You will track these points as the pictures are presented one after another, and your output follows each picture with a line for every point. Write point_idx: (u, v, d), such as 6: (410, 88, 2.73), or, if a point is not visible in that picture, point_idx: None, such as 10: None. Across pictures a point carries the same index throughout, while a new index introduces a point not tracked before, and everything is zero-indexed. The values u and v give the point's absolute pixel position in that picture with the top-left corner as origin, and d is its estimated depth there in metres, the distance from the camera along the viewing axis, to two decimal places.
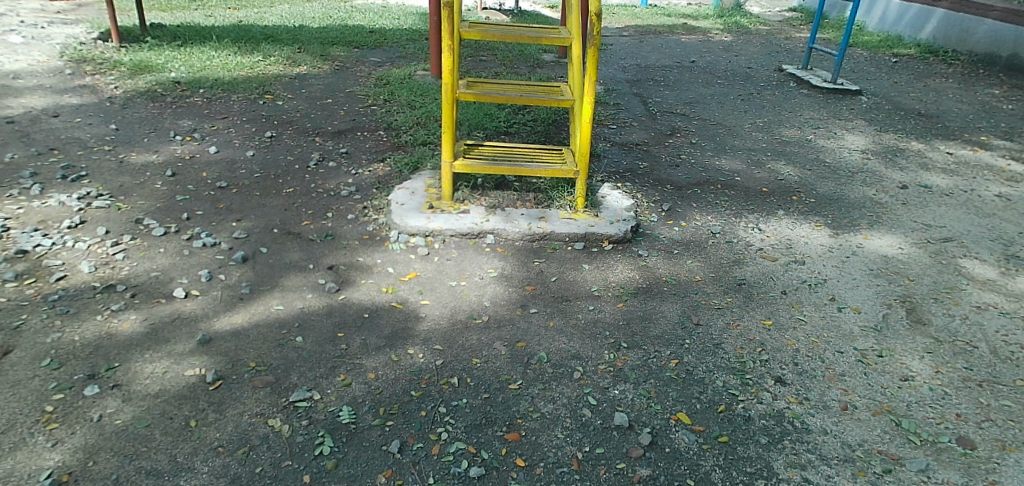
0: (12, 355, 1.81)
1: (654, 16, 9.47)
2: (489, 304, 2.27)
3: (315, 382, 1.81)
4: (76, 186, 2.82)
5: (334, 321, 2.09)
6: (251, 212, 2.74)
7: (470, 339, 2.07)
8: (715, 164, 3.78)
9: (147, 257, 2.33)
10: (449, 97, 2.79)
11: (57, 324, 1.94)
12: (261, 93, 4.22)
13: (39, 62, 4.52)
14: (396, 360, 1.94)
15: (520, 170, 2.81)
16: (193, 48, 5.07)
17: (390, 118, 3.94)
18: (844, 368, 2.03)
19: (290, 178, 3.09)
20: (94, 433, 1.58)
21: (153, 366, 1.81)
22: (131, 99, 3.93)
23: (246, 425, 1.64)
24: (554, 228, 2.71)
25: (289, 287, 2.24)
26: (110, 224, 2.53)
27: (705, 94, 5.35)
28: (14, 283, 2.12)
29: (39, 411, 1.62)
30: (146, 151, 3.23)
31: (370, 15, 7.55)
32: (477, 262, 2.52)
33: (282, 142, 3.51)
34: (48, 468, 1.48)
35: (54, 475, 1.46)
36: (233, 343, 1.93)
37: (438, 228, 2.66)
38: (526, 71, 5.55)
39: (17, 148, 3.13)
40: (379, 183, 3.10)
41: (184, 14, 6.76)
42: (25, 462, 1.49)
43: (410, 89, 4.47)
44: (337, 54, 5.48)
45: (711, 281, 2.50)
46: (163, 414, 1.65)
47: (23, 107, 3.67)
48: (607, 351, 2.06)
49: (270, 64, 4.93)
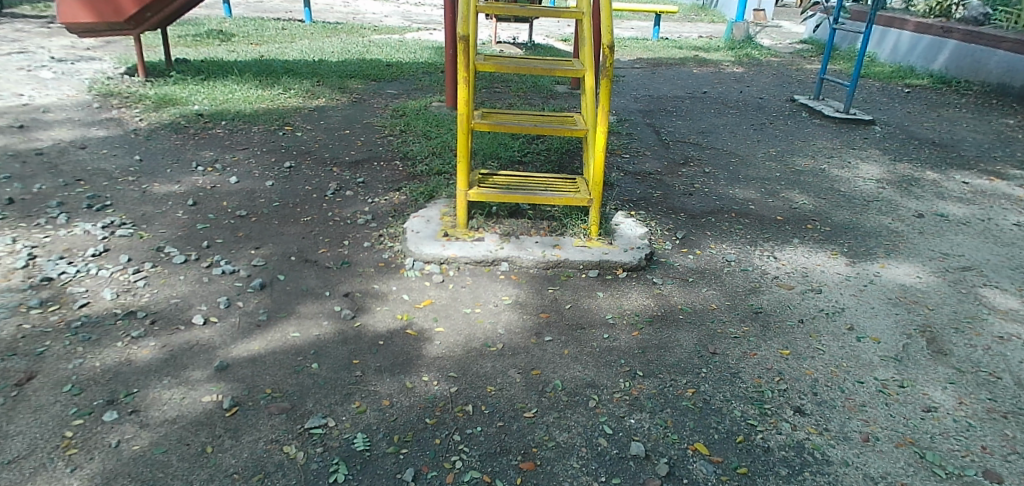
0: (34, 381, 1.82)
1: (666, 48, 9.57)
2: (504, 332, 2.27)
3: (330, 409, 1.81)
4: (100, 214, 2.87)
5: (349, 349, 2.09)
6: (269, 240, 2.77)
7: (484, 367, 2.07)
8: (729, 193, 3.79)
9: (167, 284, 2.36)
10: (464, 127, 2.85)
11: (79, 350, 1.96)
12: (281, 125, 4.31)
13: (68, 96, 4.65)
14: (411, 387, 1.94)
15: (534, 198, 2.85)
16: (216, 82, 5.20)
17: (405, 149, 4.01)
18: (865, 398, 2.00)
19: (308, 206, 3.14)
20: (112, 459, 1.58)
21: (171, 392, 1.82)
22: (155, 131, 4.03)
23: (261, 452, 1.64)
24: (568, 255, 2.73)
25: (306, 314, 2.26)
26: (132, 252, 2.57)
27: (718, 124, 5.40)
28: (39, 309, 2.15)
29: (59, 436, 1.63)
30: (169, 182, 3.29)
31: (387, 49, 7.72)
32: (491, 290, 2.54)
33: (300, 172, 3.57)
34: None
35: None
36: (250, 369, 1.94)
37: (453, 255, 2.69)
38: (540, 103, 5.63)
39: (45, 179, 3.21)
40: (394, 212, 3.14)
41: (208, 49, 6.95)
42: None
43: (426, 121, 4.56)
44: (355, 87, 5.61)
45: (726, 309, 2.49)
46: (180, 439, 1.65)
47: (52, 139, 3.76)
48: (623, 379, 2.05)
49: (289, 96, 5.04)
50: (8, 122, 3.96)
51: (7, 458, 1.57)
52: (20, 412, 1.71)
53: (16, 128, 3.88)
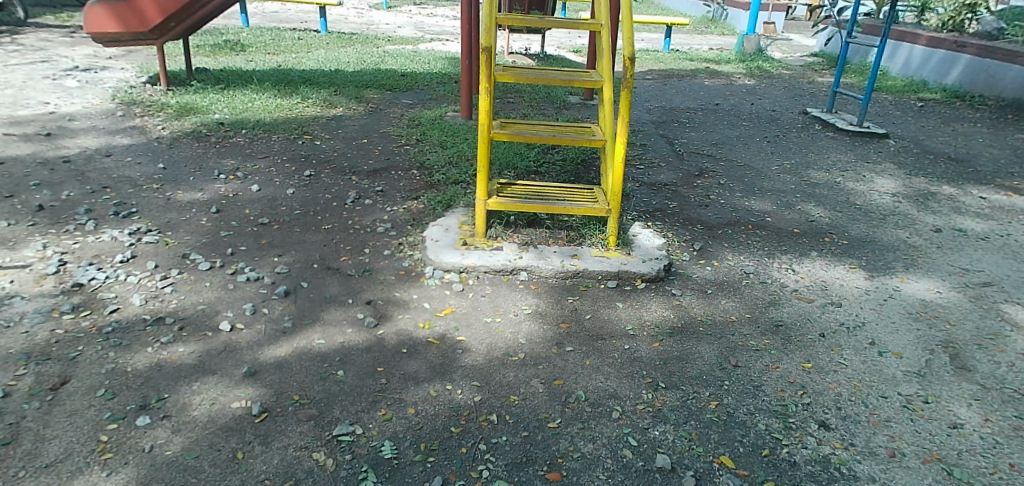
0: (68, 385, 1.84)
1: (678, 60, 9.59)
2: (525, 342, 2.27)
3: (357, 416, 1.82)
4: (127, 221, 2.89)
5: (373, 356, 2.10)
6: (292, 248, 2.79)
7: (507, 376, 2.07)
8: (746, 205, 3.79)
9: (194, 290, 2.38)
10: (485, 137, 2.87)
11: (111, 355, 1.98)
12: (300, 134, 4.35)
13: (93, 104, 4.70)
14: (435, 396, 1.94)
15: (553, 207, 2.86)
16: (236, 91, 5.24)
17: (423, 158, 4.03)
18: (890, 414, 2.00)
19: (328, 214, 3.16)
20: (146, 463, 1.59)
21: (201, 397, 1.83)
22: (177, 139, 4.06)
23: (291, 458, 1.65)
24: (587, 265, 2.73)
25: (330, 321, 2.27)
26: (159, 259, 2.59)
27: (731, 136, 5.40)
28: (70, 314, 2.17)
29: (94, 440, 1.64)
30: (192, 189, 3.32)
31: (402, 59, 7.78)
32: (512, 299, 2.55)
33: (320, 180, 3.59)
34: None
35: None
36: (278, 375, 1.95)
37: (472, 264, 2.70)
38: (554, 113, 5.66)
39: (73, 186, 3.24)
40: (413, 221, 3.15)
41: (226, 59, 7.03)
42: None
43: (442, 130, 4.58)
44: (371, 96, 5.65)
45: (747, 322, 2.49)
46: (211, 445, 1.66)
47: (77, 147, 3.80)
48: (645, 391, 2.04)
49: (307, 106, 5.08)
50: (35, 130, 4.00)
51: (44, 462, 1.57)
52: (55, 416, 1.72)
53: (43, 135, 3.92)
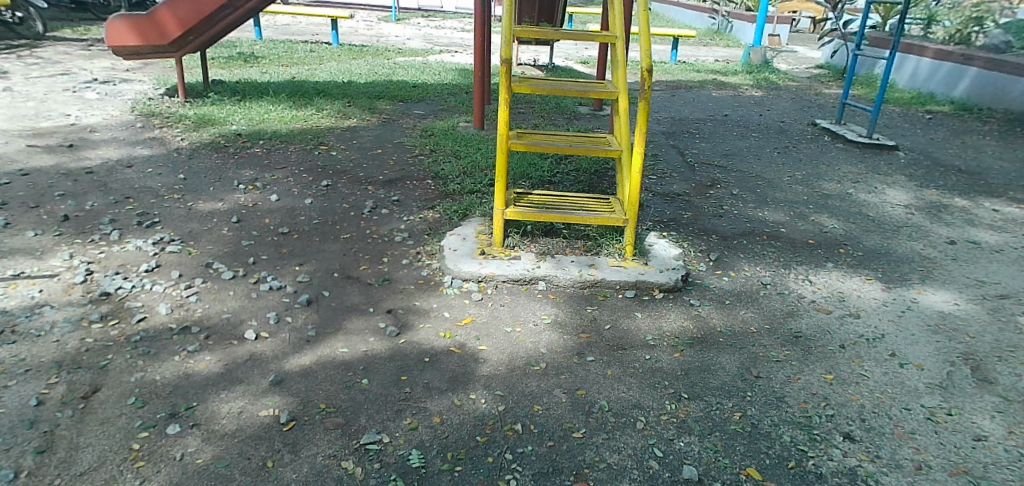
0: (99, 393, 1.84)
1: (685, 72, 9.63)
2: (546, 351, 2.27)
3: (384, 425, 1.81)
4: (151, 231, 2.91)
5: (396, 365, 2.10)
6: (312, 257, 2.80)
7: (530, 386, 2.07)
8: (759, 215, 3.79)
9: (218, 299, 2.39)
10: (502, 147, 2.88)
11: (140, 363, 1.98)
12: (316, 145, 4.37)
13: (113, 116, 4.73)
14: (459, 405, 1.94)
15: (571, 217, 2.86)
16: (252, 102, 5.28)
17: (437, 168, 4.04)
18: (914, 426, 1.99)
19: (346, 224, 3.17)
20: (178, 472, 1.59)
21: (230, 405, 1.83)
22: (197, 150, 4.09)
23: (321, 467, 1.64)
24: (605, 275, 2.73)
25: (353, 330, 2.27)
26: (183, 268, 2.60)
27: (741, 147, 5.41)
28: (99, 323, 2.18)
29: (127, 448, 1.64)
30: (213, 199, 3.34)
31: (412, 71, 7.83)
32: (531, 309, 2.54)
33: (337, 190, 3.61)
34: None
35: None
36: (304, 383, 1.95)
37: (490, 273, 2.70)
38: (564, 123, 5.68)
39: (96, 196, 3.26)
40: (430, 230, 3.16)
41: (240, 70, 7.08)
42: None
43: (455, 140, 4.60)
44: (384, 107, 5.68)
45: (766, 333, 2.48)
46: (242, 453, 1.66)
47: (99, 158, 3.82)
48: (668, 401, 2.04)
49: (322, 117, 5.11)
50: (58, 142, 4.03)
51: (78, 470, 1.57)
52: (88, 424, 1.72)
53: (65, 146, 3.95)
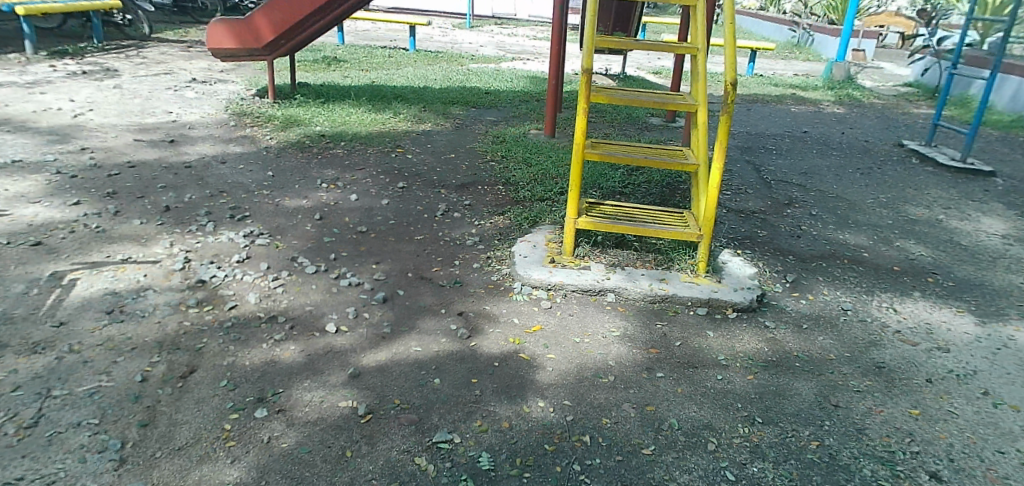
0: (195, 373, 1.95)
1: (763, 86, 9.37)
2: (615, 364, 2.25)
3: (455, 425, 1.85)
4: (242, 224, 3.07)
5: (467, 367, 2.13)
6: (388, 256, 2.88)
7: (599, 397, 2.06)
8: (840, 238, 3.65)
9: (301, 292, 2.49)
10: (578, 156, 2.88)
11: (232, 348, 2.09)
12: (393, 148, 4.49)
13: (208, 115, 5.02)
14: (528, 411, 1.96)
15: (643, 229, 2.84)
16: (334, 105, 5.48)
17: (508, 174, 4.08)
18: (1008, 471, 1.86)
19: (420, 226, 3.25)
20: (264, 454, 1.67)
21: (312, 394, 1.90)
22: (283, 149, 4.28)
23: (395, 461, 1.69)
24: (676, 290, 2.69)
25: (425, 330, 2.32)
26: (270, 260, 2.73)
27: (822, 166, 5.23)
28: (196, 308, 2.31)
29: (219, 428, 1.74)
30: (297, 196, 3.49)
31: (486, 77, 7.94)
32: (600, 320, 2.53)
33: (412, 192, 3.70)
34: (228, 483, 1.57)
35: None
36: (380, 379, 2.01)
37: (560, 281, 2.71)
38: (637, 135, 5.63)
39: (194, 189, 3.46)
40: (500, 235, 3.19)
41: (324, 74, 7.37)
42: (210, 476, 1.59)
43: (526, 148, 4.64)
44: (458, 113, 5.79)
45: (847, 361, 2.38)
46: (322, 441, 1.73)
47: (197, 153, 4.06)
48: (741, 425, 1.99)
49: (399, 120, 5.25)
50: (161, 137, 4.31)
51: (176, 445, 1.68)
52: (185, 402, 1.83)
53: (167, 142, 4.22)
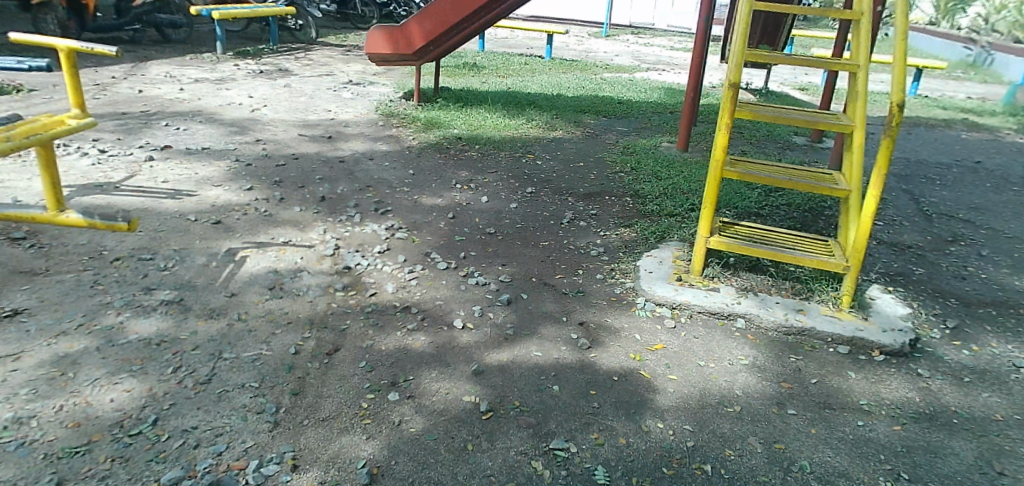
0: (338, 352, 2.12)
1: (928, 108, 8.56)
2: (742, 393, 2.16)
3: (572, 434, 1.86)
4: (384, 218, 3.28)
5: (586, 378, 2.14)
6: (514, 259, 2.96)
7: (722, 427, 1.99)
8: (1013, 284, 3.26)
9: (433, 286, 2.62)
10: (716, 173, 2.79)
11: (370, 333, 2.25)
12: (524, 153, 4.59)
13: (360, 114, 5.40)
14: (647, 431, 1.93)
15: (782, 255, 2.70)
16: (472, 109, 5.70)
17: (637, 186, 4.04)
18: None
19: (545, 231, 3.30)
20: (394, 435, 1.78)
21: (439, 385, 2.00)
22: (424, 149, 4.52)
23: (513, 461, 1.73)
24: (815, 324, 2.53)
25: (547, 336, 2.36)
26: (407, 253, 2.90)
27: (994, 201, 4.69)
28: (341, 292, 2.51)
29: (356, 405, 1.88)
30: (434, 195, 3.66)
31: (620, 87, 7.89)
32: (728, 346, 2.44)
33: (540, 198, 3.77)
34: (362, 457, 1.69)
35: (367, 466, 1.66)
36: (502, 378, 2.07)
37: (686, 301, 2.65)
38: (778, 154, 5.35)
39: (344, 182, 3.74)
40: (626, 248, 3.17)
41: (464, 79, 7.67)
42: (346, 448, 1.72)
43: (657, 160, 4.56)
44: (590, 121, 5.80)
45: (1015, 424, 2.13)
46: (446, 432, 1.81)
47: (349, 149, 4.38)
48: (883, 478, 1.84)
49: (531, 127, 5.36)
50: (319, 133, 4.70)
51: (320, 415, 1.83)
52: (328, 377, 1.99)
53: (325, 138, 4.59)
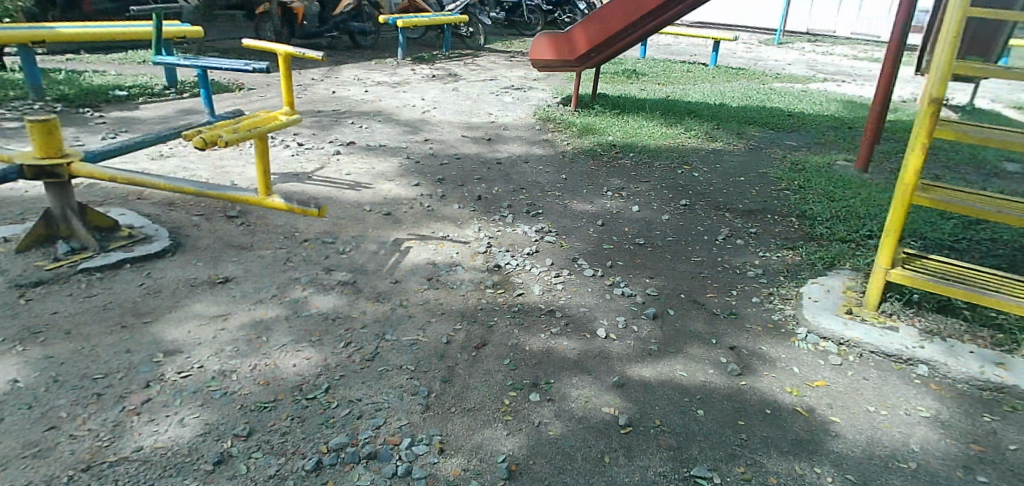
0: (485, 347, 2.20)
1: None
2: (918, 449, 1.94)
3: (716, 464, 1.78)
4: (535, 220, 3.34)
5: (734, 406, 2.04)
6: (663, 272, 2.89)
7: (891, 482, 1.79)
8: None
9: (579, 292, 2.63)
10: (904, 199, 2.51)
11: (516, 332, 2.30)
12: (680, 164, 4.46)
13: (520, 118, 5.55)
14: (801, 473, 1.79)
15: (980, 298, 2.38)
16: (630, 117, 5.63)
17: (803, 206, 3.77)
18: None
19: (697, 247, 3.19)
20: (534, 436, 1.81)
21: (580, 392, 2.01)
22: (578, 154, 4.55)
23: (651, 481, 1.69)
24: (1018, 382, 2.20)
25: (694, 356, 2.28)
26: (555, 257, 2.93)
27: None
28: (491, 289, 2.60)
29: (499, 402, 1.93)
30: (585, 201, 3.68)
31: (790, 98, 7.40)
32: (905, 393, 2.19)
33: (694, 211, 3.64)
34: (502, 453, 1.74)
35: (506, 462, 1.71)
36: (644, 394, 2.03)
37: (857, 338, 2.43)
38: (977, 180, 4.72)
39: (500, 183, 3.87)
40: (787, 272, 2.96)
41: (624, 86, 7.61)
42: (488, 442, 1.77)
43: (828, 179, 4.22)
44: (754, 134, 5.50)
45: None
46: (585, 440, 1.81)
47: (507, 152, 4.53)
48: None
49: (689, 137, 5.19)
50: (481, 135, 4.90)
51: (465, 405, 1.91)
52: (475, 370, 2.07)
53: (485, 140, 4.78)
